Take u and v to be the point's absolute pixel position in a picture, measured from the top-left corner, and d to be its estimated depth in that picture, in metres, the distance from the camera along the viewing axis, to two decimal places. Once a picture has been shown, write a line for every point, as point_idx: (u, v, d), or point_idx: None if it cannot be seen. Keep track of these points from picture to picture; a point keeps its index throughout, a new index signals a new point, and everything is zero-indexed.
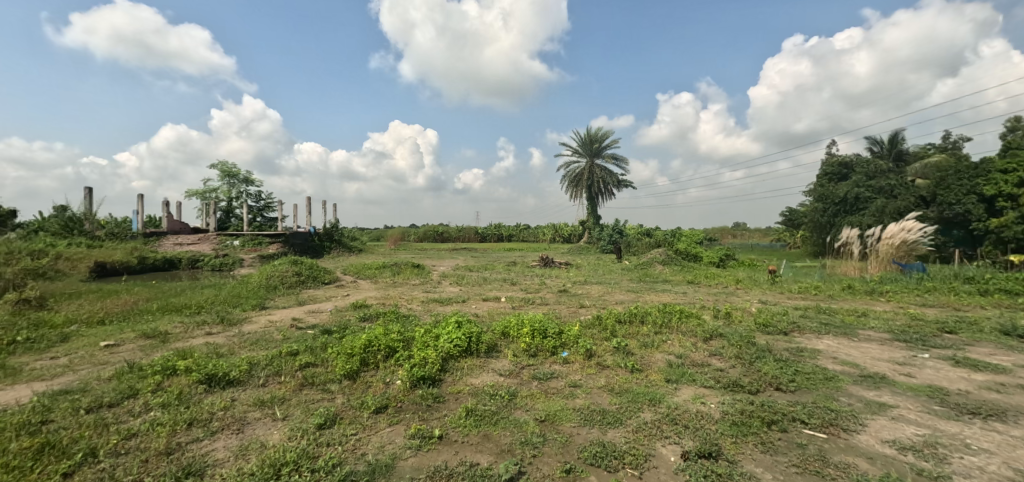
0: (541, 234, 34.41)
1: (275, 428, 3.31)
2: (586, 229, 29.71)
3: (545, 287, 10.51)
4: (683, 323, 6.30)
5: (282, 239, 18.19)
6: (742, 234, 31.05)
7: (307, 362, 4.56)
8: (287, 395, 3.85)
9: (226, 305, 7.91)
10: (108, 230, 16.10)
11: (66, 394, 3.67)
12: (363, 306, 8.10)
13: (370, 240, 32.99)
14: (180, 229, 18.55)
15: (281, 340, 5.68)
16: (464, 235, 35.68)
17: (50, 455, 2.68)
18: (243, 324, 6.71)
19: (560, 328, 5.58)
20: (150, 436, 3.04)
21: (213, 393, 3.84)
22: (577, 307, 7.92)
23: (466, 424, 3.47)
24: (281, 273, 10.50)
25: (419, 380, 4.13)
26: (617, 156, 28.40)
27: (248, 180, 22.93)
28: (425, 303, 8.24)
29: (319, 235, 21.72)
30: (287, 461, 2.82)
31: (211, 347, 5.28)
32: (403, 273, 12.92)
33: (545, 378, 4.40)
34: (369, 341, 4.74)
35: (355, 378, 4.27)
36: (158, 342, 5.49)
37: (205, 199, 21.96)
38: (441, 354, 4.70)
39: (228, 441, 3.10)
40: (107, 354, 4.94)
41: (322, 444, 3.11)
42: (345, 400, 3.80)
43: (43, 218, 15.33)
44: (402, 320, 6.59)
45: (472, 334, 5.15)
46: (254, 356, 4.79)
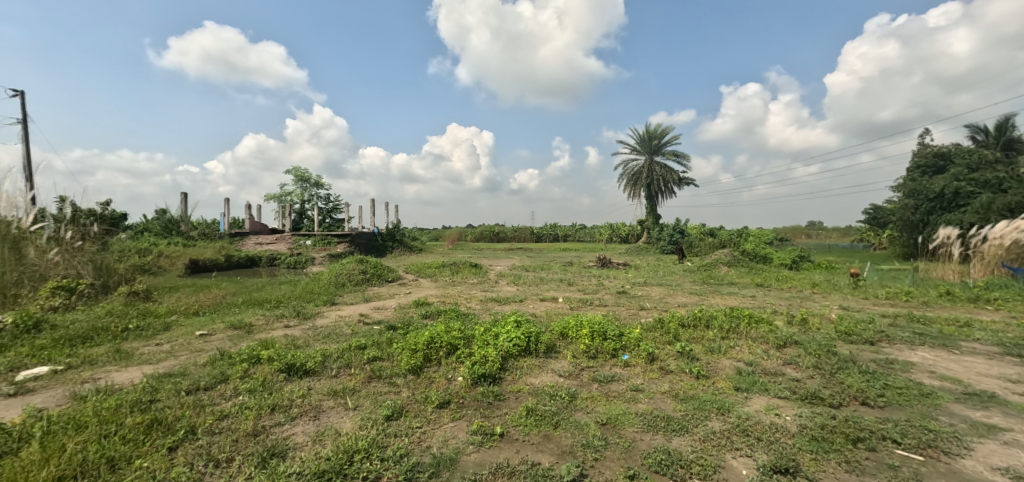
0: (597, 234, 33.88)
1: (347, 417, 3.49)
2: (645, 229, 28.88)
3: (602, 288, 10.35)
4: (753, 328, 5.97)
5: (349, 239, 19.16)
6: (818, 234, 28.95)
7: (374, 356, 4.79)
8: (357, 386, 4.06)
9: (301, 300, 8.48)
10: (200, 230, 17.71)
11: (169, 377, 4.07)
12: (424, 303, 8.35)
13: (430, 240, 34.03)
14: (260, 229, 20.05)
15: (350, 334, 6.00)
16: (520, 235, 35.92)
17: (157, 430, 2.99)
18: (316, 318, 7.16)
19: (620, 330, 5.46)
20: (239, 418, 3.32)
21: (292, 381, 4.13)
22: (637, 309, 7.70)
23: (528, 423, 3.49)
24: (349, 272, 11.08)
25: (480, 378, 4.20)
26: (679, 153, 27.40)
27: (318, 183, 24.40)
28: (484, 302, 8.38)
29: (383, 235, 22.69)
30: (359, 449, 2.97)
31: (289, 339, 5.68)
32: (462, 272, 13.20)
33: (605, 381, 4.33)
34: (431, 338, 4.89)
35: (418, 373, 4.42)
36: (244, 333, 5.99)
37: (281, 202, 23.64)
38: (501, 353, 4.75)
39: (306, 426, 3.31)
40: (201, 342, 5.45)
41: (389, 434, 3.25)
42: (410, 394, 3.95)
43: (147, 220, 17.14)
44: (461, 318, 6.73)
45: (531, 334, 5.17)
46: (327, 348, 5.10)
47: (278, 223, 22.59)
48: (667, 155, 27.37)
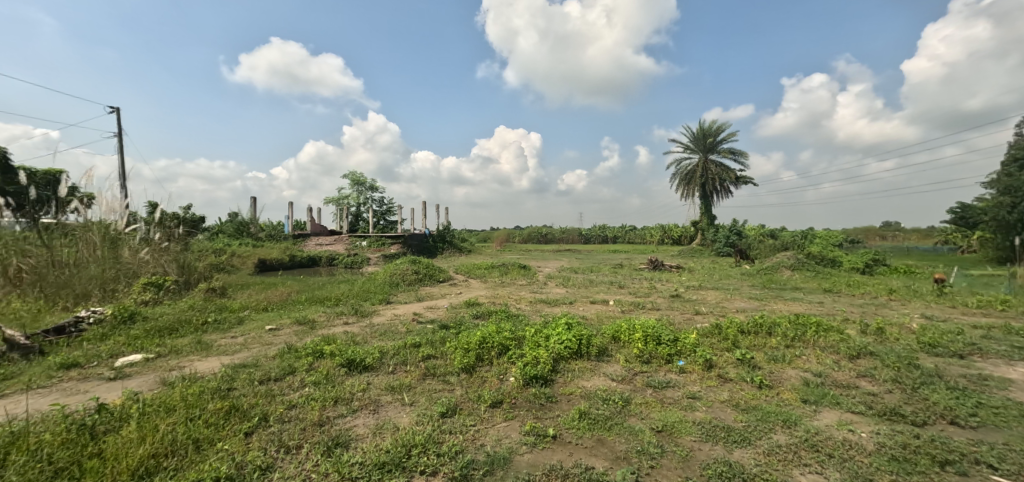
0: (648, 235, 33.05)
1: (404, 412, 3.61)
2: (698, 230, 27.84)
3: (655, 291, 10.08)
4: (821, 337, 5.60)
5: (403, 240, 19.78)
6: (895, 235, 26.74)
7: (429, 355, 4.91)
8: (413, 383, 4.18)
9: (359, 299, 8.84)
10: (268, 232, 18.90)
11: (243, 368, 4.37)
12: (475, 304, 8.46)
13: (478, 241, 34.54)
14: (320, 231, 21.11)
15: (405, 333, 6.19)
16: (568, 235, 35.66)
17: (235, 416, 3.22)
18: (373, 316, 7.45)
19: (676, 335, 5.28)
20: (306, 408, 3.51)
21: (352, 376, 4.31)
22: (692, 314, 7.42)
23: (580, 426, 3.46)
24: (403, 272, 11.44)
25: (532, 379, 4.21)
26: (736, 150, 26.21)
27: (373, 186, 25.39)
28: (533, 304, 8.39)
29: (434, 237, 23.25)
30: (416, 444, 3.06)
31: (349, 335, 5.95)
32: (510, 273, 13.27)
33: (660, 387, 4.21)
34: (484, 338, 4.95)
35: (471, 372, 4.49)
36: (308, 329, 6.33)
37: (339, 205, 24.81)
38: (553, 355, 4.73)
39: (366, 419, 3.45)
40: (270, 336, 5.82)
41: (445, 431, 3.32)
42: (464, 392, 4.02)
43: (221, 223, 18.52)
44: (512, 319, 6.76)
45: (582, 336, 5.11)
46: (384, 345, 5.28)
47: (336, 225, 23.68)
48: (723, 153, 26.26)
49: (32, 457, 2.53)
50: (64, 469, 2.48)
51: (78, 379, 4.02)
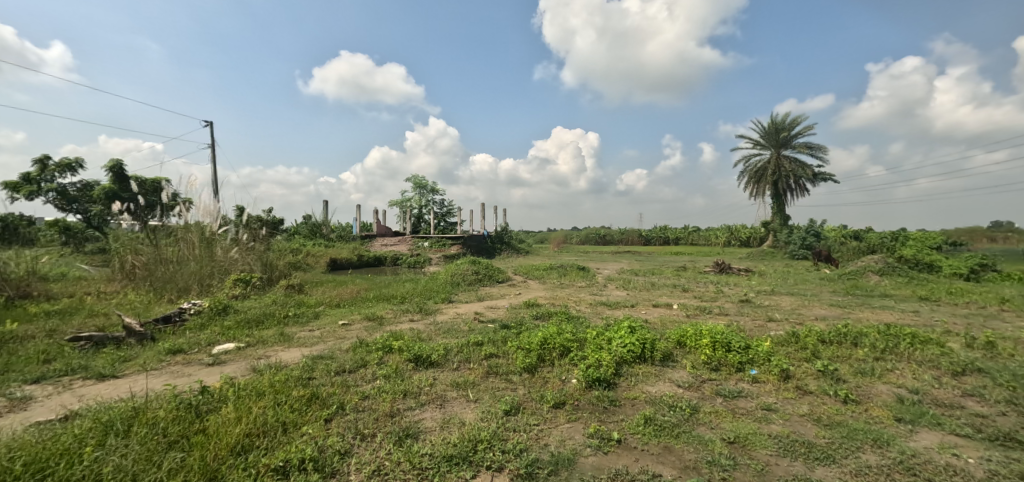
0: (714, 236, 31.55)
1: (468, 408, 3.69)
2: (770, 232, 26.20)
3: (722, 295, 9.62)
4: (917, 350, 5.08)
5: (463, 241, 20.23)
6: (1007, 238, 23.71)
7: (491, 353, 4.99)
8: (477, 380, 4.27)
9: (422, 297, 9.14)
10: (338, 233, 20.05)
11: (321, 359, 4.67)
12: (535, 304, 8.48)
13: (536, 242, 34.61)
14: (385, 232, 22.06)
15: (467, 331, 6.33)
16: (627, 237, 34.80)
17: (316, 403, 3.45)
18: (436, 314, 7.68)
19: (748, 343, 4.99)
20: (378, 399, 3.69)
21: (419, 371, 4.47)
22: (764, 321, 6.97)
23: (646, 432, 3.37)
24: (464, 273, 11.71)
25: (595, 382, 4.16)
26: (814, 145, 24.39)
27: (434, 189, 26.17)
28: (594, 306, 8.27)
29: (492, 238, 23.62)
30: (482, 440, 3.12)
31: (415, 332, 6.17)
32: (569, 275, 13.15)
33: (731, 396, 4.01)
34: (545, 339, 4.96)
35: (533, 372, 4.51)
36: (377, 325, 6.64)
37: (402, 207, 25.80)
38: (616, 358, 4.63)
39: (433, 413, 3.57)
40: (344, 331, 6.16)
41: (509, 429, 3.36)
42: (526, 392, 4.04)
43: (297, 225, 19.92)
44: (573, 321, 6.69)
45: (646, 340, 4.97)
46: (448, 343, 5.43)
47: (400, 226, 24.65)
48: (799, 148, 24.52)
49: (151, 429, 2.84)
50: (175, 441, 2.77)
51: (183, 364, 4.47)
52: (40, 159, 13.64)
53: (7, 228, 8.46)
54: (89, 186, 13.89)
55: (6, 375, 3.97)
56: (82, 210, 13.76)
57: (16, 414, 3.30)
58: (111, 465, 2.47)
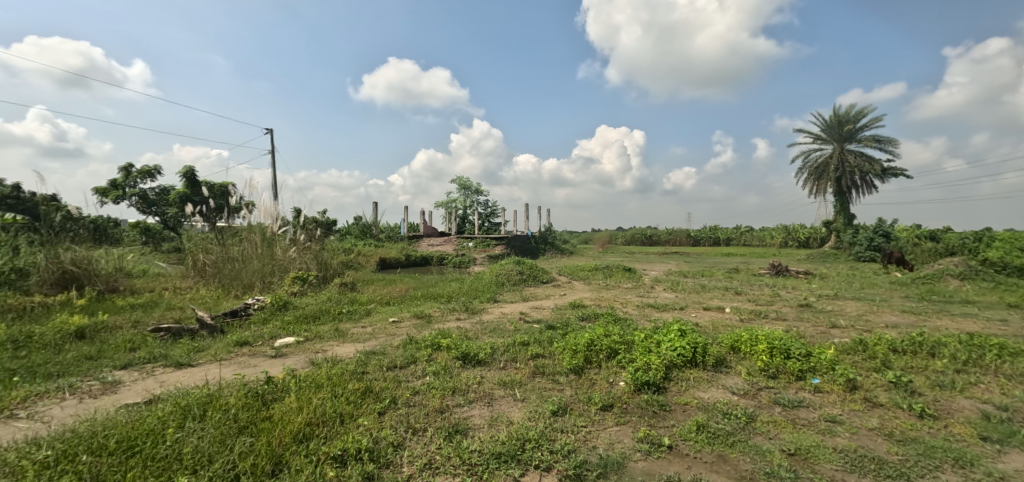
0: (769, 237, 30.09)
1: (516, 407, 3.71)
2: (832, 232, 24.69)
3: (779, 299, 9.16)
4: (1006, 363, 4.63)
5: (507, 241, 20.35)
6: None
7: (537, 353, 5.00)
8: (523, 380, 4.29)
9: (469, 297, 9.27)
10: (387, 233, 20.72)
11: (373, 355, 4.84)
12: (580, 305, 8.41)
13: (580, 243, 34.33)
14: (432, 232, 22.56)
15: (512, 331, 6.37)
16: (675, 238, 33.80)
17: (370, 397, 3.58)
18: (482, 313, 7.77)
19: (809, 349, 4.73)
20: (427, 395, 3.77)
21: (467, 369, 4.54)
22: (827, 328, 6.55)
23: (699, 439, 3.26)
24: (509, 273, 11.79)
25: (643, 386, 4.06)
26: (882, 138, 22.76)
27: (478, 190, 26.50)
28: (640, 308, 8.10)
29: (535, 239, 23.67)
30: (530, 439, 3.13)
31: (462, 331, 6.28)
32: (615, 276, 12.93)
33: (790, 405, 3.81)
34: (592, 340, 4.89)
35: (580, 374, 4.47)
36: (425, 323, 6.81)
37: (448, 208, 26.30)
38: (665, 362, 4.51)
39: (482, 411, 3.61)
40: (394, 328, 6.36)
41: (557, 429, 3.34)
42: (573, 393, 4.01)
43: (349, 225, 20.80)
44: (620, 323, 6.55)
45: (698, 344, 4.79)
46: (494, 342, 5.48)
47: (446, 226, 25.14)
48: (866, 141, 22.95)
49: (224, 414, 3.04)
50: (245, 426, 2.95)
51: (249, 355, 4.76)
52: (125, 167, 14.93)
53: (98, 229, 9.33)
54: (166, 190, 15.07)
55: (99, 361, 4.37)
56: (160, 213, 15.02)
57: (108, 396, 3.63)
58: (189, 446, 2.66)
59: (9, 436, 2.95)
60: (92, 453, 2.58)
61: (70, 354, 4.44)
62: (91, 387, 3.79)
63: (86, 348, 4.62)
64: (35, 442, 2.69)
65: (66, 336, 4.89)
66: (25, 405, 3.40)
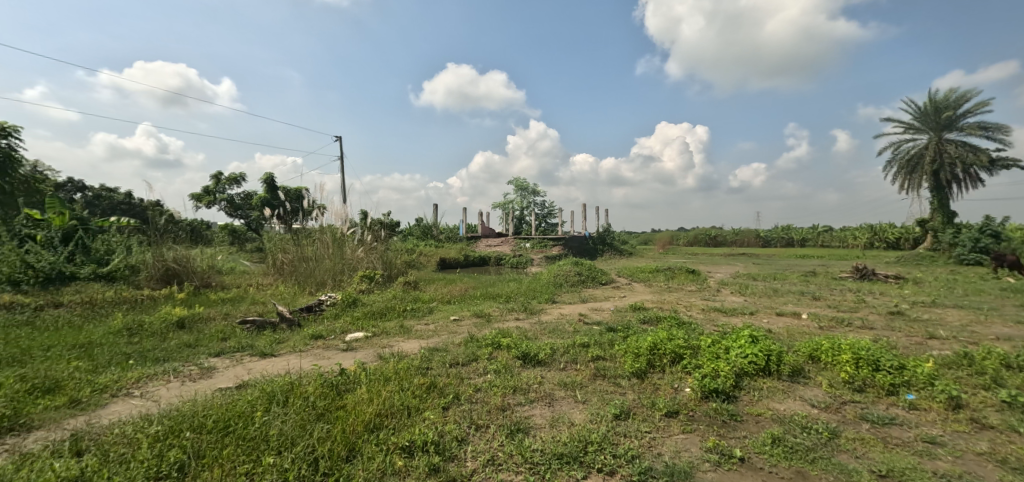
0: (851, 237, 27.77)
1: (577, 409, 3.68)
2: (927, 232, 22.37)
3: (863, 305, 8.44)
4: None
5: (565, 242, 20.22)
6: None
7: (598, 355, 4.92)
8: (584, 381, 4.24)
9: (527, 297, 9.31)
10: (447, 234, 21.25)
11: (437, 351, 4.98)
12: (641, 308, 8.19)
13: (639, 244, 33.42)
14: (490, 233, 22.87)
15: (572, 332, 6.32)
16: (742, 238, 32.05)
17: (435, 392, 3.68)
18: (541, 314, 7.77)
19: (902, 362, 4.30)
20: (489, 393, 3.83)
21: (527, 369, 4.55)
22: (922, 338, 5.94)
23: (774, 453, 3.06)
24: (567, 274, 11.72)
25: (712, 393, 3.88)
26: (990, 125, 20.33)
27: (535, 191, 26.55)
28: (706, 311, 7.76)
29: (593, 240, 23.37)
30: (592, 441, 3.08)
31: (521, 331, 6.31)
32: (677, 278, 12.47)
33: (879, 422, 3.49)
34: (655, 343, 4.72)
35: (643, 378, 4.35)
36: (485, 322, 6.91)
37: (505, 209, 26.55)
38: (735, 369, 4.27)
39: (543, 410, 3.61)
40: (455, 326, 6.51)
41: (620, 434, 3.27)
42: (636, 397, 3.91)
43: (411, 226, 21.57)
44: (684, 327, 6.31)
45: (772, 351, 4.49)
46: (554, 342, 5.46)
47: (503, 227, 25.40)
48: (969, 129, 20.60)
49: (304, 401, 3.26)
50: (322, 414, 3.14)
51: (323, 348, 5.06)
52: (215, 174, 16.37)
53: (193, 231, 10.31)
54: (249, 195, 16.36)
55: (197, 349, 4.82)
56: (244, 216, 16.37)
57: (205, 380, 3.99)
58: (275, 429, 2.87)
59: (126, 411, 3.33)
60: (194, 430, 2.85)
61: (174, 342, 4.94)
62: (191, 371, 4.19)
63: (186, 337, 5.12)
64: (148, 418, 3.02)
65: (170, 326, 5.44)
66: (138, 385, 3.82)
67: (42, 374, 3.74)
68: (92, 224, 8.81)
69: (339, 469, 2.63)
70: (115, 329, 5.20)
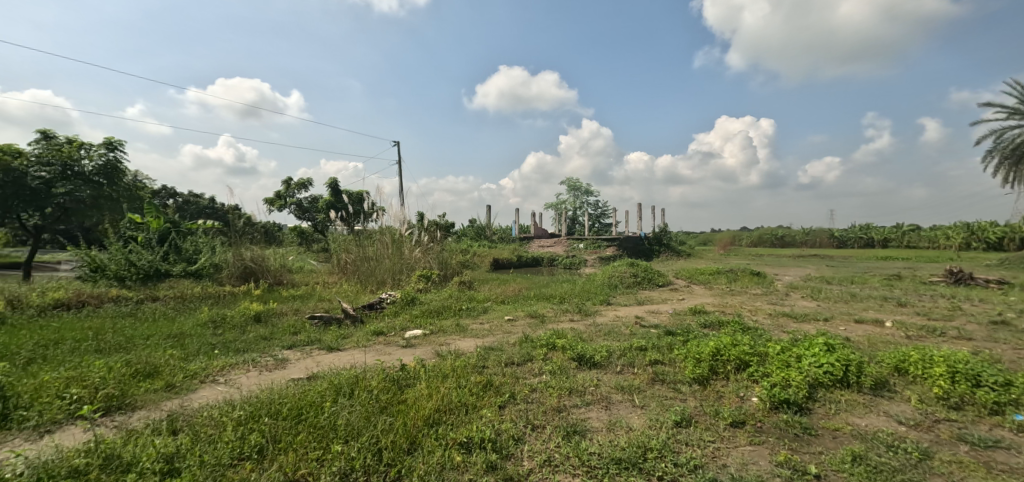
0: (942, 238, 25.25)
1: (635, 413, 3.58)
2: None
3: (958, 312, 7.64)
4: None
5: (619, 242, 19.81)
6: None
7: (656, 359, 4.76)
8: (642, 386, 4.12)
9: (581, 298, 9.20)
10: (500, 234, 21.45)
11: (492, 350, 5.03)
12: (702, 311, 7.87)
13: (698, 244, 32.13)
14: (542, 234, 22.84)
15: (629, 334, 6.18)
16: (813, 238, 30.02)
17: (491, 390, 3.72)
18: (595, 315, 7.66)
19: (1008, 378, 3.84)
20: (545, 393, 3.81)
21: (583, 370, 4.49)
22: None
23: (855, 471, 2.83)
24: (621, 275, 11.48)
25: (782, 404, 3.65)
26: None
27: (588, 191, 26.23)
28: (773, 316, 7.32)
29: (648, 240, 22.77)
30: (652, 448, 2.99)
31: (576, 332, 6.24)
32: (740, 280, 11.87)
33: (980, 445, 3.14)
34: (718, 348, 4.50)
35: (705, 385, 4.17)
36: (539, 322, 6.91)
37: (558, 209, 26.42)
38: (808, 378, 3.99)
39: (599, 414, 3.55)
40: (510, 326, 6.55)
41: (681, 441, 3.15)
42: (698, 405, 3.75)
43: (465, 227, 21.97)
44: (750, 332, 5.99)
45: (851, 361, 4.15)
46: (611, 345, 5.37)
47: (556, 227, 25.30)
48: None
49: (368, 394, 3.39)
50: (385, 406, 3.25)
51: (384, 344, 5.26)
52: (285, 179, 17.47)
53: (267, 232, 11.05)
54: (316, 199, 17.33)
55: (271, 341, 5.16)
56: (312, 218, 17.36)
57: (280, 371, 4.26)
58: (342, 419, 3.00)
59: (213, 396, 3.61)
60: (270, 416, 3.04)
61: (252, 334, 5.31)
62: (267, 362, 4.48)
63: (262, 330, 5.49)
64: (231, 403, 3.26)
65: (248, 319, 5.87)
66: (222, 372, 4.14)
67: (143, 360, 4.15)
68: (182, 226, 9.66)
69: (402, 461, 2.71)
70: (202, 321, 5.68)
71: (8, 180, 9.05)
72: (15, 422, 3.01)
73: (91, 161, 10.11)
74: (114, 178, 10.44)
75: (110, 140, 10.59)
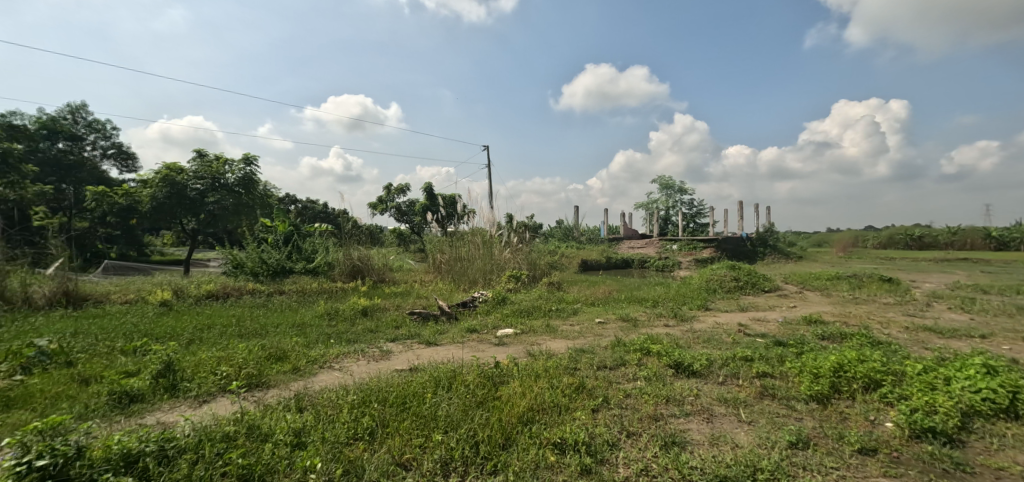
0: None
1: (742, 429, 3.32)
2: None
3: None
4: None
5: (718, 244, 18.55)
6: None
7: (764, 372, 4.38)
8: (749, 400, 3.81)
9: (676, 302, 8.76)
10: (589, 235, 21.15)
11: (584, 352, 4.97)
12: (817, 320, 7.09)
13: (812, 245, 29.00)
14: (633, 234, 22.12)
15: (731, 343, 5.74)
16: (962, 239, 25.66)
17: (583, 393, 3.67)
18: (692, 321, 7.23)
19: None
20: (639, 400, 3.68)
21: (681, 379, 4.26)
22: None
23: None
24: (721, 279, 10.74)
25: (926, 432, 3.16)
26: None
27: (682, 189, 24.91)
28: (909, 330, 6.38)
29: (751, 242, 21.05)
30: (762, 468, 2.75)
31: (671, 338, 5.95)
32: (867, 287, 10.49)
33: None
34: (841, 364, 4.02)
35: (825, 403, 3.75)
36: (631, 326, 6.69)
37: (650, 209, 25.43)
38: (959, 405, 3.42)
39: (700, 426, 3.34)
40: (601, 329, 6.42)
41: (796, 464, 2.86)
42: (816, 426, 3.38)
43: (554, 228, 22.00)
44: (879, 346, 5.28)
45: (1019, 388, 3.48)
46: (711, 353, 5.03)
47: (647, 228, 24.37)
48: None
49: (466, 388, 3.52)
50: (481, 401, 3.35)
51: (478, 341, 5.43)
52: (387, 185, 18.81)
53: (372, 234, 11.97)
54: (414, 202, 18.40)
55: (377, 333, 5.57)
56: (410, 220, 18.48)
57: (385, 361, 4.59)
58: (442, 410, 3.15)
59: (330, 381, 3.98)
60: (379, 402, 3.27)
61: (361, 327, 5.78)
62: (374, 353, 4.85)
63: (369, 324, 5.96)
64: (345, 388, 3.56)
65: (357, 312, 6.39)
66: (338, 360, 4.55)
67: (274, 345, 4.71)
68: (303, 228, 10.81)
69: (498, 455, 2.77)
70: (319, 313, 6.29)
71: (174, 192, 10.89)
72: (181, 391, 3.56)
73: (233, 174, 11.63)
74: (251, 188, 11.85)
75: (247, 155, 12.10)
